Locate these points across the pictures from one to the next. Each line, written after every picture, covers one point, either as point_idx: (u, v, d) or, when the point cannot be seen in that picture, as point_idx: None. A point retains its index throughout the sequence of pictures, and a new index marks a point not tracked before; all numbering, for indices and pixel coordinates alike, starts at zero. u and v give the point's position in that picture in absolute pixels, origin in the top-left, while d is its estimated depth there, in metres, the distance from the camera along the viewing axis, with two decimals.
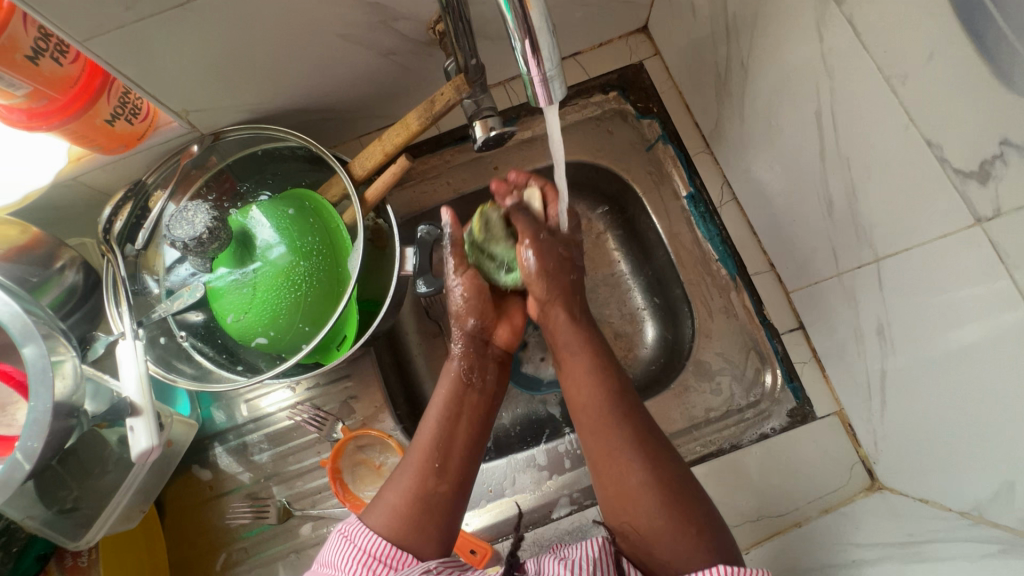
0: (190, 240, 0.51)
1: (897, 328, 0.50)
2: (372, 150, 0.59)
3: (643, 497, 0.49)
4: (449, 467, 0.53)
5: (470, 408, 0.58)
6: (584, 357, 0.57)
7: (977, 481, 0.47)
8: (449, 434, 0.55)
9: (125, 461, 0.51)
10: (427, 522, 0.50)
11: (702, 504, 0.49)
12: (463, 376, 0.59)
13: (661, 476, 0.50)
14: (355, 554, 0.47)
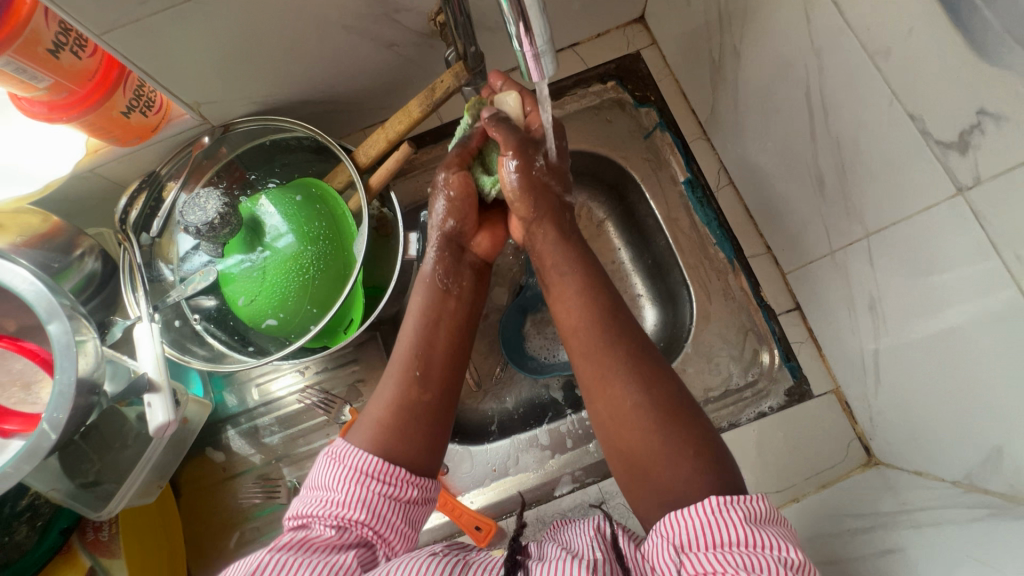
0: (203, 224, 0.54)
1: (888, 302, 0.51)
2: (376, 138, 0.61)
3: (634, 411, 0.48)
4: (433, 378, 0.55)
5: (448, 320, 0.58)
6: (568, 271, 0.56)
7: (967, 449, 0.48)
8: (430, 347, 0.56)
9: (144, 437, 0.53)
10: (413, 430, 0.52)
11: (695, 418, 0.48)
12: (439, 284, 0.59)
13: (649, 392, 0.49)
14: (348, 474, 0.48)
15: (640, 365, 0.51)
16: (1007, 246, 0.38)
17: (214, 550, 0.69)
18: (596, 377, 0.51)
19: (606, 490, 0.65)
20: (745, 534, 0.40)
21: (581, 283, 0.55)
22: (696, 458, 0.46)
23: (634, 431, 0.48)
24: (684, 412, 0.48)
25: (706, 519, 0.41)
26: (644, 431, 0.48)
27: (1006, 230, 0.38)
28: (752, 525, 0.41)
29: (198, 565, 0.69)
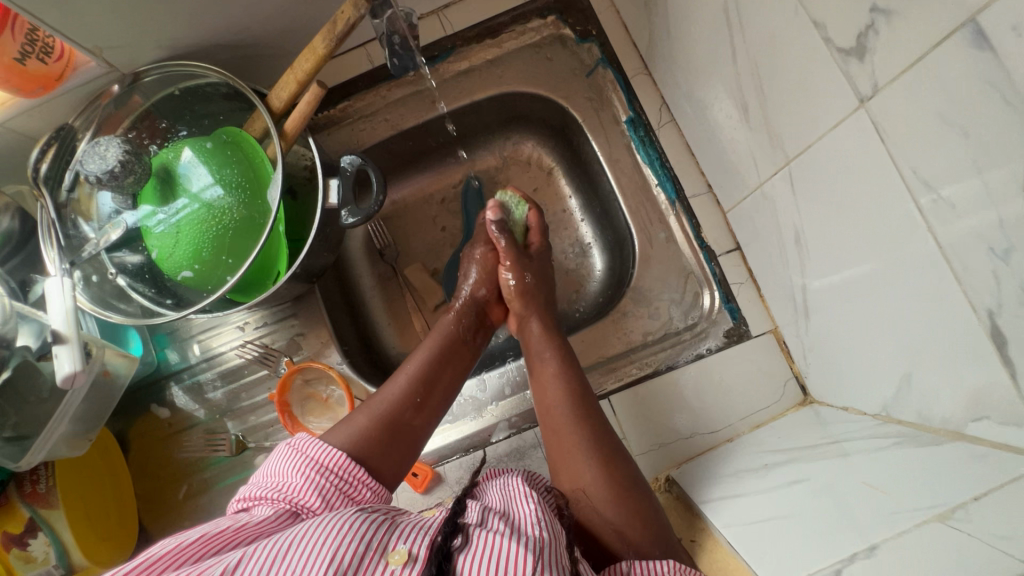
0: (103, 173, 0.52)
1: (811, 233, 0.49)
2: (286, 80, 0.58)
3: (594, 486, 0.53)
4: (428, 410, 0.60)
5: (452, 368, 0.64)
6: (568, 368, 0.62)
7: (883, 381, 0.47)
8: (436, 378, 0.62)
9: (58, 389, 0.53)
10: (393, 449, 0.55)
11: (646, 506, 0.52)
12: (457, 334, 0.67)
13: (613, 478, 0.53)
14: (308, 464, 0.49)
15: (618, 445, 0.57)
16: (905, 161, 0.35)
17: (163, 502, 0.70)
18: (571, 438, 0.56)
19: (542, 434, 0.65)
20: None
21: (575, 390, 0.59)
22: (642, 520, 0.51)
23: (593, 490, 0.53)
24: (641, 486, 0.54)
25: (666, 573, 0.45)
26: (608, 491, 0.52)
27: (902, 143, 0.35)
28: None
29: (149, 516, 0.70)
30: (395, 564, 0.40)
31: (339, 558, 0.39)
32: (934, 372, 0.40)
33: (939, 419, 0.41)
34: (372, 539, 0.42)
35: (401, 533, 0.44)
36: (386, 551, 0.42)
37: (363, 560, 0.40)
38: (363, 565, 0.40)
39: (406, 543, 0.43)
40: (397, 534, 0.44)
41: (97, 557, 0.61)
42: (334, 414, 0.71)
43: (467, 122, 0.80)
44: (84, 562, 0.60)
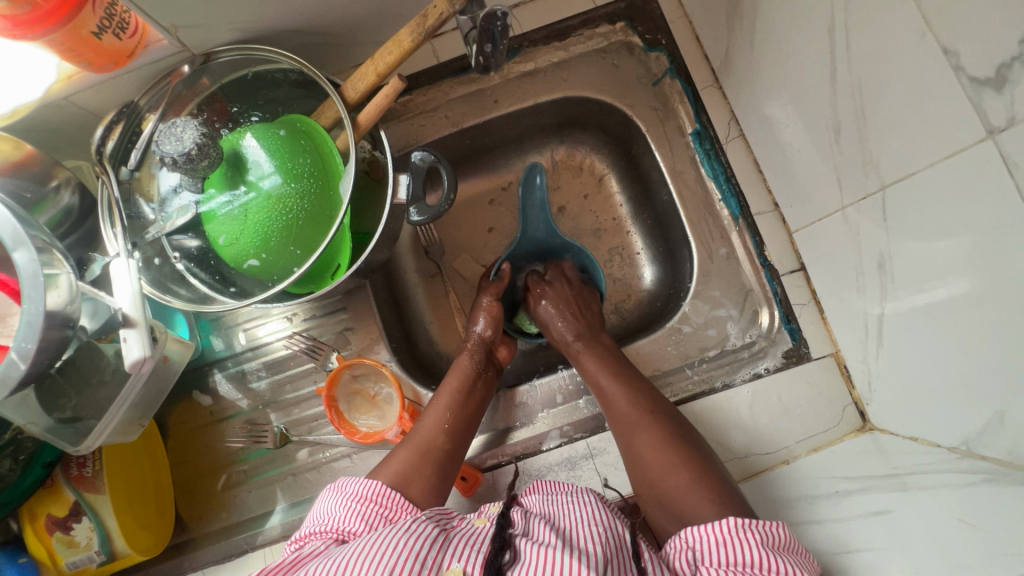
0: (179, 156, 0.51)
1: (900, 259, 0.49)
2: (364, 71, 0.57)
3: (652, 458, 0.56)
4: (455, 434, 0.61)
5: (476, 394, 0.66)
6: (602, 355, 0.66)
7: (969, 414, 0.46)
8: (461, 408, 0.63)
9: (121, 373, 0.51)
10: (431, 476, 0.56)
11: (702, 461, 0.55)
12: (473, 367, 0.68)
13: (668, 447, 0.56)
14: (350, 497, 0.52)
15: (671, 422, 0.59)
16: None
17: (202, 490, 0.69)
18: (630, 433, 0.59)
19: (594, 446, 0.64)
20: (760, 555, 0.45)
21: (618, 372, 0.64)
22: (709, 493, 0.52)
23: (658, 475, 0.55)
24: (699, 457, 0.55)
25: (718, 538, 0.47)
26: (669, 472, 0.54)
27: None
28: (765, 549, 0.45)
29: (186, 505, 0.69)
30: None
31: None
32: None
33: None
34: (427, 559, 0.44)
35: (452, 552, 0.46)
36: (440, 569, 0.44)
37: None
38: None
39: (460, 561, 0.45)
40: (451, 553, 0.46)
41: (138, 546, 0.60)
42: (381, 412, 0.69)
43: (524, 124, 0.79)
44: (125, 549, 0.59)
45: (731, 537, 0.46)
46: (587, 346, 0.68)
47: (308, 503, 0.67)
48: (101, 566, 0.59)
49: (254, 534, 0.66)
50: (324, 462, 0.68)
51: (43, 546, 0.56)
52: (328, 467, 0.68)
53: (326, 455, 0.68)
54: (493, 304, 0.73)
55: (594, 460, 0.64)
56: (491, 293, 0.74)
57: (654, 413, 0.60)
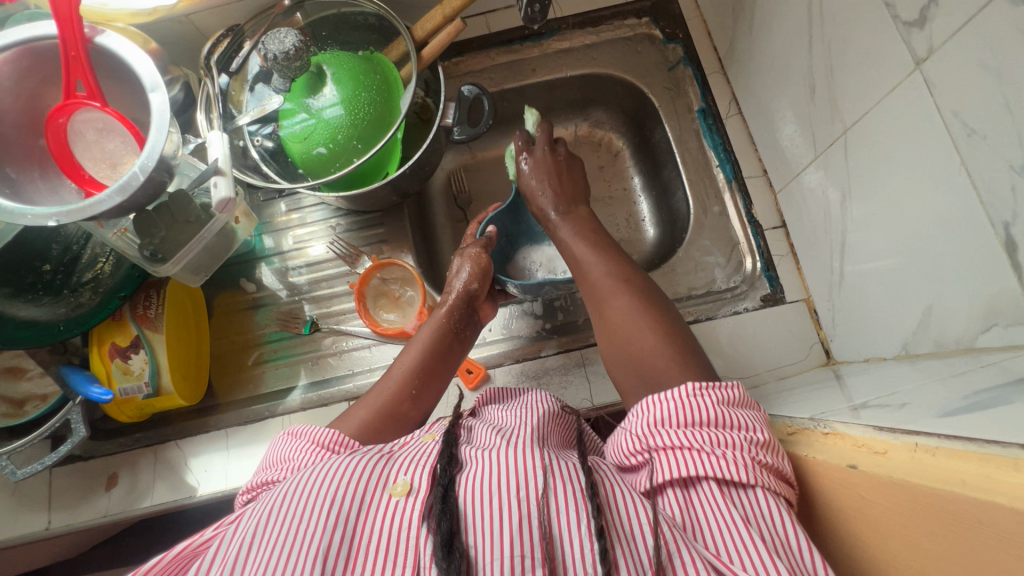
0: (281, 53, 0.63)
1: (855, 193, 0.58)
2: (433, 15, 0.70)
3: (640, 344, 0.55)
4: (421, 403, 0.60)
5: (450, 356, 0.65)
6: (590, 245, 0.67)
7: (906, 322, 0.54)
8: (428, 372, 0.62)
9: (205, 218, 0.63)
10: (391, 436, 0.56)
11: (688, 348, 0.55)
12: (448, 327, 0.66)
13: (658, 335, 0.56)
14: (307, 444, 0.51)
15: (658, 311, 0.59)
16: (947, 106, 0.44)
17: (234, 364, 0.78)
18: (599, 287, 0.62)
19: (587, 356, 0.72)
20: (716, 413, 0.44)
21: (603, 267, 0.63)
22: (667, 340, 0.55)
23: (620, 320, 0.58)
24: (668, 315, 0.58)
25: (679, 401, 0.45)
26: (629, 319, 0.58)
27: (945, 92, 0.44)
28: (721, 408, 0.44)
29: (219, 376, 0.78)
30: (399, 495, 0.41)
31: (339, 501, 0.40)
32: (951, 299, 0.48)
33: (953, 343, 0.49)
34: (374, 477, 0.43)
35: (402, 466, 0.44)
36: (388, 483, 0.42)
37: (367, 499, 0.41)
38: (368, 503, 0.41)
39: (407, 474, 0.43)
40: (398, 467, 0.44)
41: (180, 388, 0.68)
42: (402, 311, 0.79)
43: (555, 95, 0.92)
44: (169, 387, 0.67)
45: (691, 399, 0.44)
46: (568, 219, 0.70)
47: (327, 382, 0.76)
48: (146, 399, 0.67)
49: (276, 404, 0.75)
50: (346, 349, 0.77)
51: (103, 366, 0.66)
52: (349, 353, 0.77)
53: (349, 344, 0.77)
54: (482, 255, 0.71)
55: (586, 368, 0.71)
56: (479, 247, 0.72)
57: (627, 272, 0.63)
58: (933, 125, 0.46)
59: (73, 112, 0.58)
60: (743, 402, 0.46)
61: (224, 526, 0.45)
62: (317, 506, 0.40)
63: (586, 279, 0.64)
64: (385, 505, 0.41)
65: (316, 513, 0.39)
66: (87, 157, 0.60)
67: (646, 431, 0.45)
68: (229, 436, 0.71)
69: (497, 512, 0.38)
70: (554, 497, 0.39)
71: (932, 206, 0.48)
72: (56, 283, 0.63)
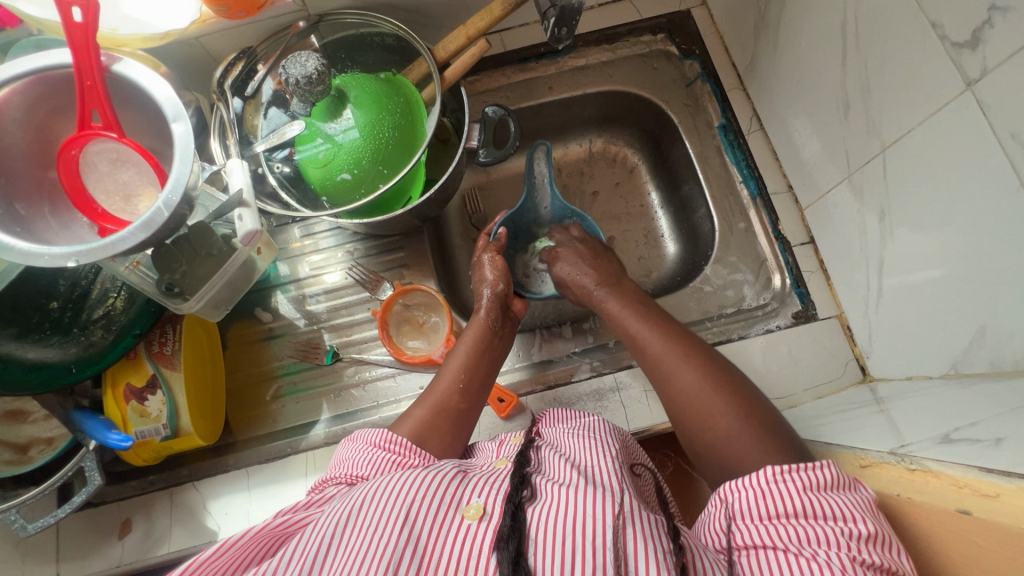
0: (303, 77, 0.61)
1: (895, 211, 0.58)
2: (456, 35, 0.69)
3: (704, 404, 0.53)
4: (472, 398, 0.60)
5: (493, 351, 0.65)
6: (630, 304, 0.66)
7: (956, 340, 0.54)
8: (476, 367, 0.63)
9: (228, 250, 0.60)
10: (449, 434, 0.57)
11: (758, 407, 0.52)
12: (488, 326, 0.67)
13: (722, 396, 0.53)
14: (363, 446, 0.54)
15: (720, 368, 0.56)
16: (1004, 128, 0.44)
17: (251, 399, 0.75)
18: (666, 362, 0.58)
19: (621, 380, 0.70)
20: (802, 503, 0.40)
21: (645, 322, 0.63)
22: (748, 422, 0.51)
23: (695, 400, 0.54)
24: (752, 395, 0.53)
25: (759, 487, 0.42)
26: (688, 378, 0.55)
27: (1003, 114, 0.44)
28: (813, 493, 0.41)
29: (237, 412, 0.74)
30: (471, 518, 0.44)
31: (413, 520, 0.43)
32: (1010, 319, 0.48)
33: (1011, 364, 0.48)
34: (448, 495, 0.45)
35: (473, 489, 0.47)
36: (461, 504, 0.45)
37: (439, 519, 0.43)
38: (441, 523, 0.43)
39: (480, 498, 0.46)
40: (471, 489, 0.47)
41: (200, 428, 0.65)
42: (427, 338, 0.77)
43: (571, 112, 0.90)
44: (188, 427, 0.64)
45: (773, 484, 0.42)
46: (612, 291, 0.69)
47: (351, 415, 0.73)
48: (165, 442, 0.64)
49: (298, 440, 0.71)
50: (370, 380, 0.74)
51: (119, 411, 0.62)
52: (372, 384, 0.74)
53: (372, 374, 0.74)
54: (497, 257, 0.73)
55: (621, 393, 0.69)
56: (493, 250, 0.75)
57: (690, 345, 0.59)
58: (988, 145, 0.46)
59: (87, 144, 0.55)
60: (842, 484, 0.41)
61: (300, 514, 0.49)
62: (394, 520, 0.42)
63: (645, 351, 0.60)
64: (457, 527, 0.43)
65: (391, 529, 0.42)
66: (101, 189, 0.57)
67: (726, 525, 0.43)
68: (251, 475, 0.68)
69: (572, 549, 0.40)
70: (630, 530, 0.41)
71: (986, 225, 0.48)
72: (65, 322, 0.60)
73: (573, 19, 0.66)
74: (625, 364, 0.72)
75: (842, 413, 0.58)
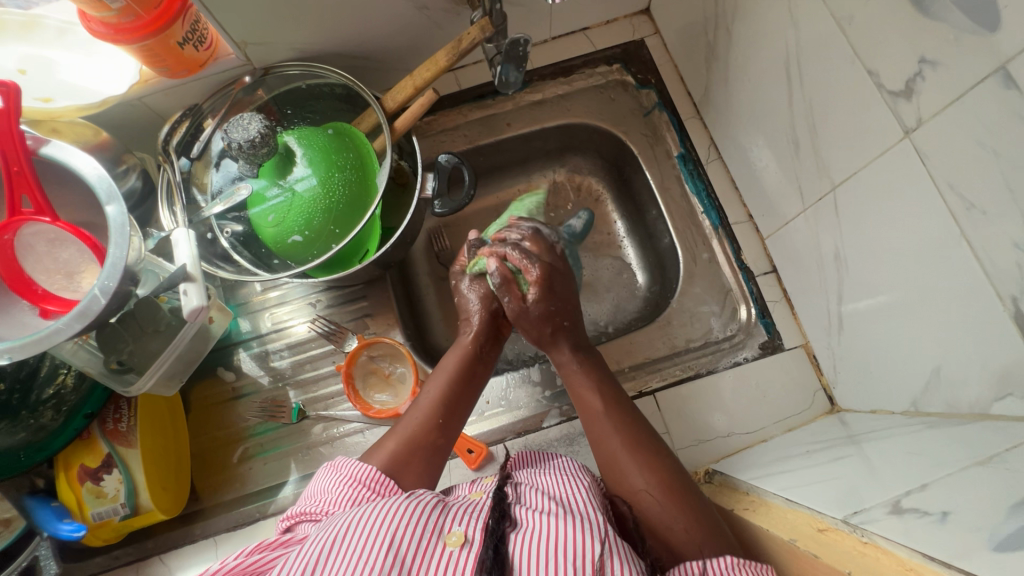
0: (246, 142, 0.60)
1: (848, 248, 0.58)
2: (403, 86, 0.68)
3: (648, 498, 0.52)
4: (450, 432, 0.59)
5: (475, 379, 0.63)
6: (596, 374, 0.63)
7: (914, 379, 0.54)
8: (456, 398, 0.61)
9: (176, 325, 0.60)
10: (422, 470, 0.55)
11: (695, 502, 0.51)
12: (471, 351, 0.65)
13: (665, 492, 0.52)
14: (344, 479, 0.51)
15: (669, 466, 0.54)
16: (943, 177, 0.44)
17: (217, 462, 0.73)
18: (617, 461, 0.55)
19: None
20: None
21: (602, 402, 0.60)
22: (689, 519, 0.50)
23: (643, 506, 0.52)
24: (691, 490, 0.52)
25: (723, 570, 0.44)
26: (637, 476, 0.54)
27: (941, 164, 0.44)
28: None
29: (203, 477, 0.73)
30: (454, 545, 0.43)
31: (399, 545, 0.42)
32: (960, 361, 0.48)
33: (965, 406, 0.48)
34: (429, 524, 0.44)
35: (454, 517, 0.46)
36: (442, 533, 0.44)
37: (421, 545, 0.43)
38: (422, 549, 0.42)
39: (461, 526, 0.45)
40: (452, 518, 0.46)
41: (161, 503, 0.63)
42: (394, 390, 0.75)
43: (531, 146, 0.89)
44: (148, 504, 0.62)
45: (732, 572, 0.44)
46: (581, 358, 0.64)
47: None
48: (124, 520, 0.62)
49: (266, 503, 0.70)
50: (338, 437, 0.73)
51: (74, 494, 0.61)
52: (341, 441, 0.72)
53: (340, 430, 0.73)
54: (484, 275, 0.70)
55: None
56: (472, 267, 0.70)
57: (643, 443, 0.56)
58: (929, 194, 0.46)
59: (20, 228, 0.53)
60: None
61: (270, 552, 0.47)
62: (379, 545, 0.41)
63: (597, 443, 0.58)
64: (439, 554, 0.42)
65: (375, 553, 0.41)
66: (39, 269, 0.55)
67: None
68: (219, 543, 0.66)
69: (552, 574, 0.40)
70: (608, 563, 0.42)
71: (933, 270, 0.48)
72: (13, 405, 0.59)
73: (521, 67, 0.67)
74: None
75: (807, 452, 0.58)
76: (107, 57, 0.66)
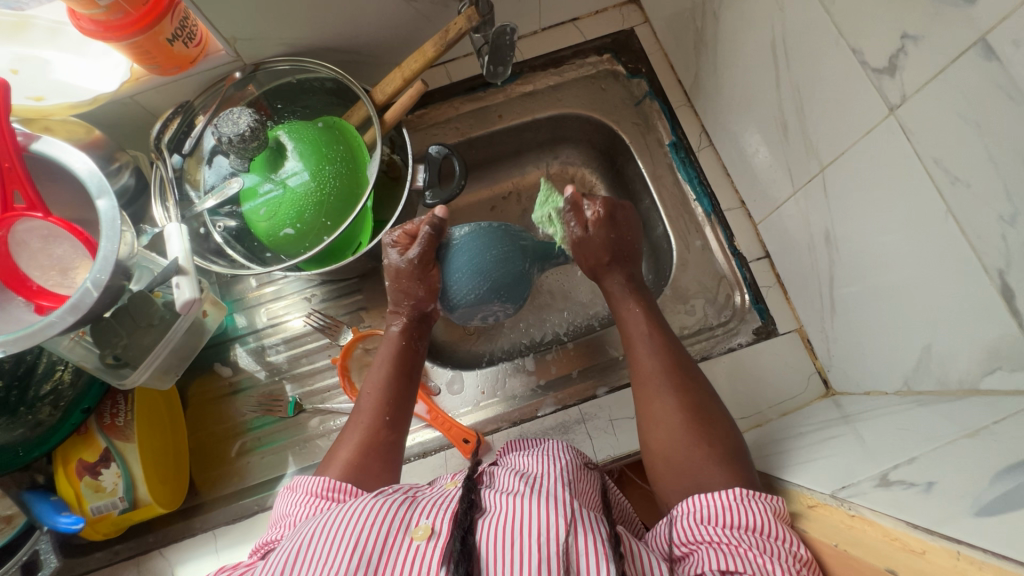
0: (235, 136, 0.60)
1: (838, 229, 0.58)
2: (392, 77, 0.69)
3: (672, 421, 0.54)
4: (398, 426, 0.59)
5: (411, 371, 0.63)
6: (642, 300, 0.64)
7: (906, 358, 0.53)
8: (400, 393, 0.61)
9: (169, 318, 0.60)
10: (381, 469, 0.55)
11: (723, 429, 0.53)
12: (403, 345, 0.64)
13: (690, 416, 0.54)
14: (303, 496, 0.51)
15: (699, 391, 0.57)
16: (928, 153, 0.44)
17: (216, 457, 0.74)
18: (647, 380, 0.58)
19: (586, 412, 0.70)
20: (762, 522, 0.43)
21: (647, 325, 0.62)
22: (712, 444, 0.52)
23: (665, 425, 0.55)
24: (720, 417, 0.55)
25: (725, 503, 0.45)
26: (665, 399, 0.56)
27: (926, 141, 0.44)
28: (771, 518, 0.43)
29: (202, 471, 0.73)
30: (420, 539, 0.43)
31: (363, 545, 0.42)
32: (950, 338, 0.48)
33: (956, 382, 0.48)
34: (397, 519, 0.44)
35: (422, 510, 0.46)
36: (410, 526, 0.44)
37: (388, 542, 0.42)
38: (389, 545, 0.42)
39: (429, 518, 0.45)
40: (420, 511, 0.46)
41: (159, 496, 0.64)
42: None
43: (523, 139, 0.90)
44: (147, 498, 0.63)
45: (738, 503, 0.44)
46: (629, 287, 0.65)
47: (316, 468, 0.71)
48: (124, 514, 0.63)
49: (264, 496, 0.70)
50: (334, 429, 0.73)
51: (72, 488, 0.62)
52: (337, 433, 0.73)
53: (336, 424, 0.73)
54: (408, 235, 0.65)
55: (586, 424, 0.69)
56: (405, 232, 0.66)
57: (676, 367, 0.58)
58: (916, 171, 0.46)
59: (14, 224, 0.53)
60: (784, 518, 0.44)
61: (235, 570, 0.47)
62: (343, 549, 0.41)
63: (634, 363, 0.60)
64: (406, 548, 0.42)
65: (341, 557, 0.41)
66: (34, 266, 0.56)
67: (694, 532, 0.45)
68: (218, 537, 0.66)
69: (520, 554, 0.40)
70: (579, 539, 0.42)
71: (922, 247, 0.48)
72: (11, 403, 0.60)
73: (508, 57, 0.68)
74: (591, 394, 0.72)
75: (801, 434, 0.58)
76: (99, 56, 0.66)
